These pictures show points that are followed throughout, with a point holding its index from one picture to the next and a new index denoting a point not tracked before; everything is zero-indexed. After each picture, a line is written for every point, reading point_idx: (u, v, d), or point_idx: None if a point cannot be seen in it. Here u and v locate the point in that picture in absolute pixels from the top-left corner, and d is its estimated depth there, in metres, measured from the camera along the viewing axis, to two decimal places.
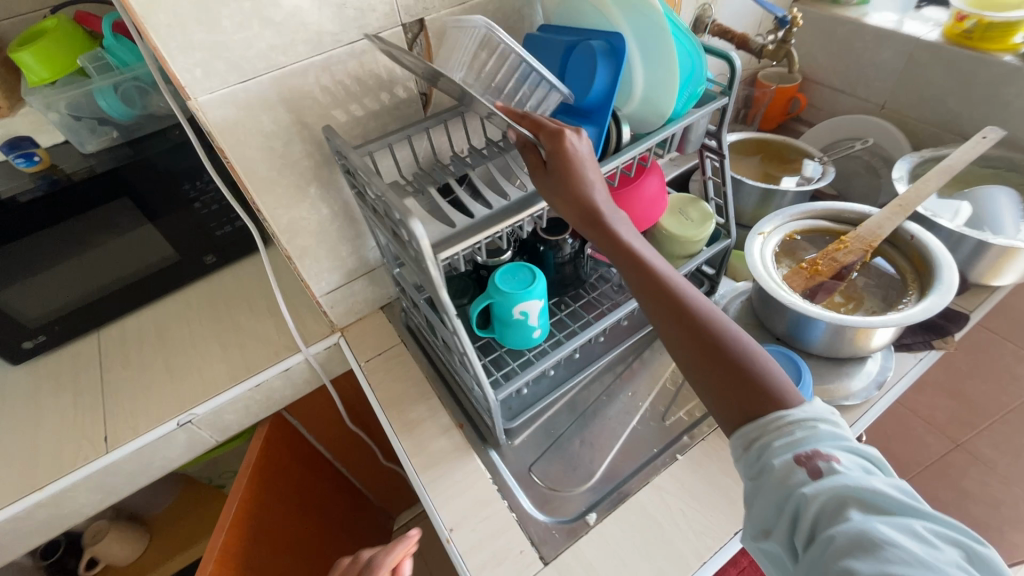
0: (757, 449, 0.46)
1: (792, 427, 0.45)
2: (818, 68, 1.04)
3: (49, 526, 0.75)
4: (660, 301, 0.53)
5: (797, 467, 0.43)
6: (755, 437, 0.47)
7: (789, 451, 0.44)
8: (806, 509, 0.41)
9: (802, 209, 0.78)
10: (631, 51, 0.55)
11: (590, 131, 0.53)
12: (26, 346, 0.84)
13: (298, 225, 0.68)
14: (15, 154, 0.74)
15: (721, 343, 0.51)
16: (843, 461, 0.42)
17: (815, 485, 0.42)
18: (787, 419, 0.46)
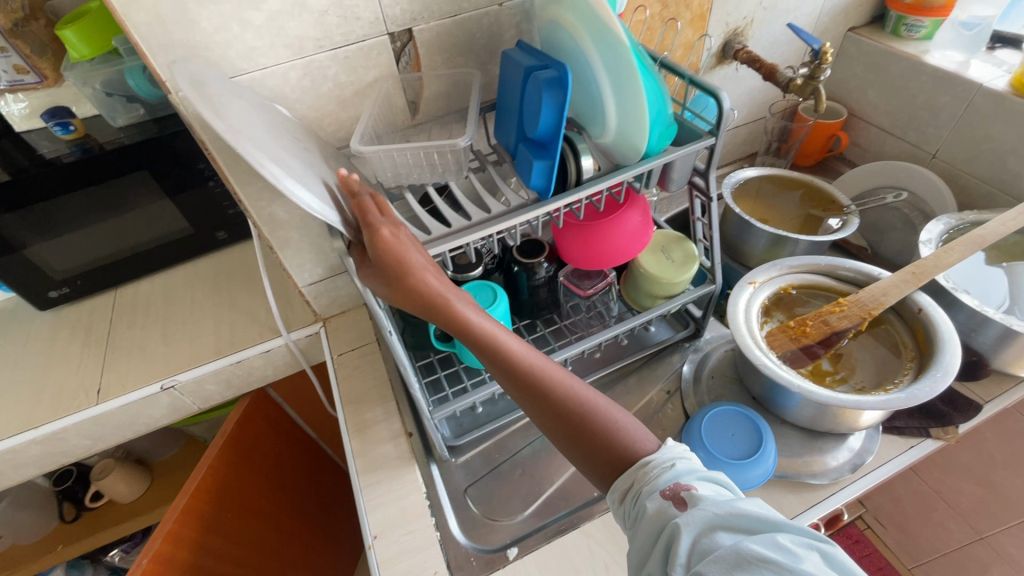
0: (633, 501, 0.44)
1: (654, 470, 0.43)
2: (867, 106, 0.96)
3: (44, 460, 0.83)
4: (510, 382, 0.50)
5: (666, 504, 0.41)
6: (626, 488, 0.45)
7: (656, 490, 0.42)
8: (679, 540, 0.38)
9: (805, 262, 0.72)
10: (602, 85, 0.53)
11: (540, 164, 0.53)
12: (52, 296, 0.93)
13: (279, 218, 0.70)
14: (53, 122, 0.83)
15: (574, 411, 0.48)
16: (702, 489, 0.41)
17: (684, 514, 0.39)
18: (650, 463, 0.44)
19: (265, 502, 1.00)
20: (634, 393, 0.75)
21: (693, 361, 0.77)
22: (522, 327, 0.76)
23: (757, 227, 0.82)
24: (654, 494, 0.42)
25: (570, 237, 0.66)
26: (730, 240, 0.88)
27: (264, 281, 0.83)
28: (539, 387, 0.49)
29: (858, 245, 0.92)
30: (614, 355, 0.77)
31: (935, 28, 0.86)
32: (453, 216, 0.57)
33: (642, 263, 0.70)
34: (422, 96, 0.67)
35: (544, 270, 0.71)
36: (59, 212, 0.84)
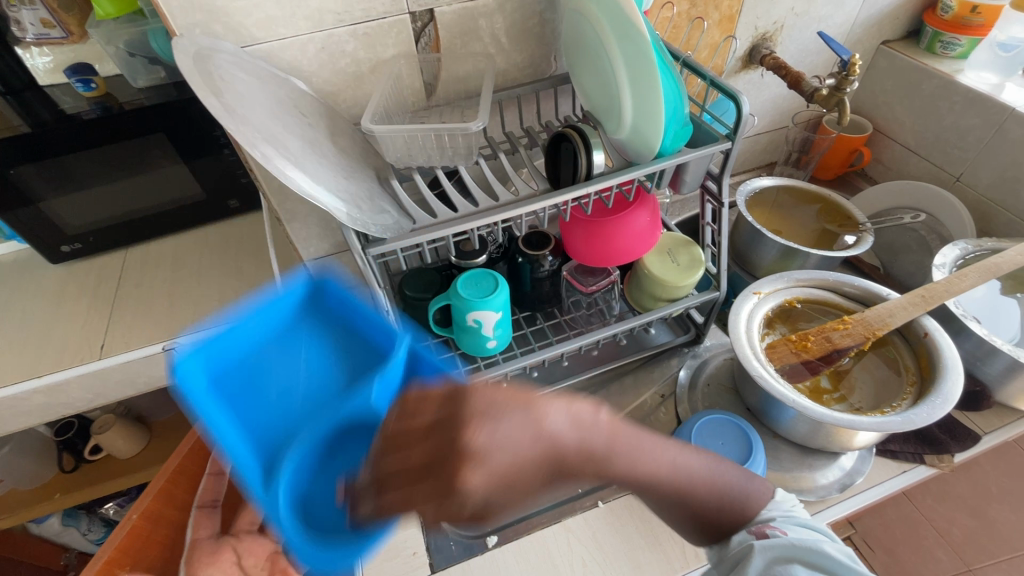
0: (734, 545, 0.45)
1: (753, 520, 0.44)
2: (893, 123, 0.94)
3: (46, 410, 0.85)
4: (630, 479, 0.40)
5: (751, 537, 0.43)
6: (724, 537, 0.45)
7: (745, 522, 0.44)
8: (752, 561, 0.41)
9: (812, 276, 0.71)
10: (619, 78, 0.52)
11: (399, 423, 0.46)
12: (64, 250, 0.95)
13: (288, 191, 0.71)
14: (75, 78, 0.84)
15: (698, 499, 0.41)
16: (790, 531, 0.42)
17: (762, 543, 0.42)
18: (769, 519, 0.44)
19: None
20: (628, 394, 0.75)
21: (690, 366, 0.76)
22: (522, 318, 0.76)
23: (768, 238, 0.80)
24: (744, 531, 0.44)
25: (577, 231, 0.65)
26: (739, 249, 0.87)
27: (271, 253, 0.84)
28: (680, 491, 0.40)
29: (870, 264, 0.91)
30: (612, 354, 0.77)
31: (971, 47, 0.84)
32: (459, 202, 0.57)
33: (647, 264, 0.69)
34: (439, 76, 0.66)
35: (548, 263, 0.70)
36: (77, 166, 0.85)
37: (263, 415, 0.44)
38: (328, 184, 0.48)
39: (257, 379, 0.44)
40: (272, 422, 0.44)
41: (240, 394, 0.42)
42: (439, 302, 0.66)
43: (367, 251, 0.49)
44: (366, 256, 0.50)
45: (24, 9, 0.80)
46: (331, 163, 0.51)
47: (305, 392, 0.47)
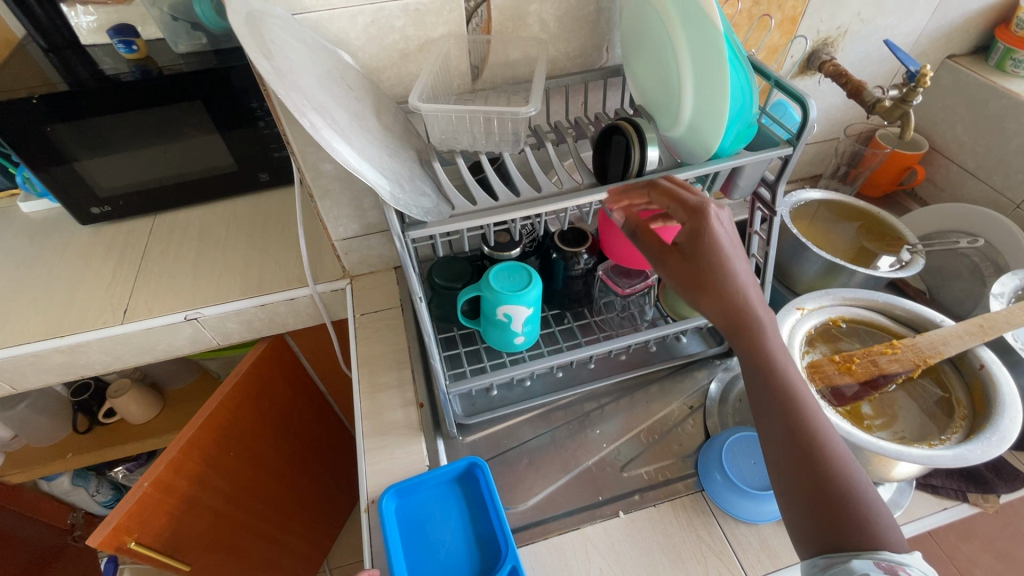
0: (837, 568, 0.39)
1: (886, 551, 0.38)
2: (953, 142, 0.89)
3: (65, 369, 0.85)
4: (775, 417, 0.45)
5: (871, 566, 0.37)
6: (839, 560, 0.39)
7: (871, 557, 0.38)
8: None
9: (860, 295, 0.68)
10: (682, 69, 0.49)
11: None
12: (94, 212, 0.95)
13: (324, 167, 0.69)
14: (118, 39, 0.83)
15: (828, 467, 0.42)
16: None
17: None
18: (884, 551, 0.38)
19: (267, 447, 1.00)
20: (654, 402, 0.72)
21: (721, 379, 0.73)
22: (549, 316, 0.74)
23: (814, 252, 0.77)
24: (866, 559, 0.38)
25: (617, 230, 0.63)
26: (780, 262, 0.83)
27: (299, 231, 0.83)
28: (806, 437, 0.43)
29: (916, 288, 0.87)
30: (641, 359, 0.75)
31: None
32: (500, 190, 0.55)
33: None
34: (487, 59, 0.64)
35: (583, 262, 0.68)
36: (113, 127, 0.85)
37: (424, 567, 0.55)
38: (372, 160, 0.46)
39: (426, 536, 0.58)
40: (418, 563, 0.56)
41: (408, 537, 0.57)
42: (468, 293, 0.63)
43: (408, 234, 0.48)
44: (403, 240, 0.48)
45: None
46: (375, 140, 0.49)
47: (454, 560, 0.56)
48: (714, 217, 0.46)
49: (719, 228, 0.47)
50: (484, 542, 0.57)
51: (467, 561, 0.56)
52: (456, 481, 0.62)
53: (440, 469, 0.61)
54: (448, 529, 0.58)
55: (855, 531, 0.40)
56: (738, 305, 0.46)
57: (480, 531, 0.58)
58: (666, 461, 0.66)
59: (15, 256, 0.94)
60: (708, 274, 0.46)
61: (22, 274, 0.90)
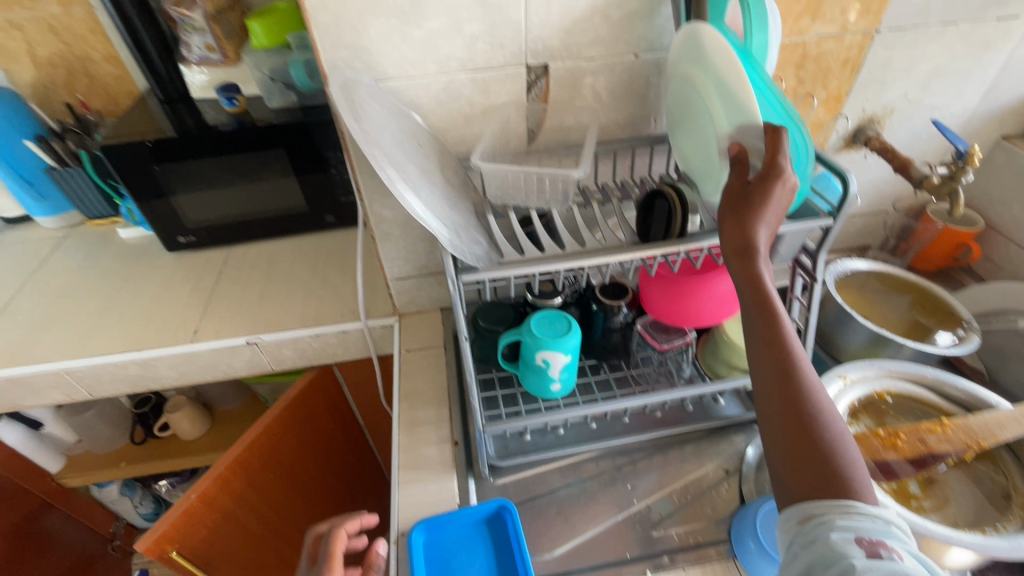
0: (816, 525, 0.39)
1: (862, 516, 0.39)
2: (1010, 221, 0.88)
3: (136, 381, 0.93)
4: (772, 371, 0.46)
5: (853, 543, 0.37)
6: (815, 512, 0.40)
7: (851, 528, 0.38)
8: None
9: (907, 369, 0.66)
10: (718, 149, 0.54)
11: None
12: (180, 240, 1.06)
13: (388, 213, 0.76)
14: (223, 94, 0.96)
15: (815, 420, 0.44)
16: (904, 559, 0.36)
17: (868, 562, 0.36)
18: (855, 508, 0.39)
19: (303, 474, 1.04)
20: (688, 462, 0.71)
21: (759, 445, 0.72)
22: (587, 365, 0.76)
23: (859, 322, 0.76)
24: (847, 532, 0.38)
25: (657, 287, 0.66)
26: (824, 330, 0.82)
27: (357, 269, 0.89)
28: (797, 389, 0.45)
29: (973, 367, 0.83)
30: (676, 417, 0.75)
31: None
32: (547, 243, 0.59)
33: (725, 329, 0.67)
34: (542, 124, 0.71)
35: (622, 315, 0.70)
36: (208, 167, 0.96)
37: None
38: (434, 209, 0.51)
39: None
40: None
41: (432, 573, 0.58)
42: (510, 336, 0.67)
43: (459, 276, 0.52)
44: (455, 283, 0.53)
45: (196, 35, 0.95)
46: (437, 192, 0.55)
47: None
48: (781, 174, 0.46)
49: (782, 186, 0.46)
50: None
51: None
52: (484, 522, 0.63)
53: (469, 508, 0.63)
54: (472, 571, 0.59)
55: (824, 474, 0.42)
56: (753, 238, 0.47)
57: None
58: (698, 525, 0.65)
59: (109, 276, 1.05)
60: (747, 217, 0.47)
61: (113, 291, 1.01)
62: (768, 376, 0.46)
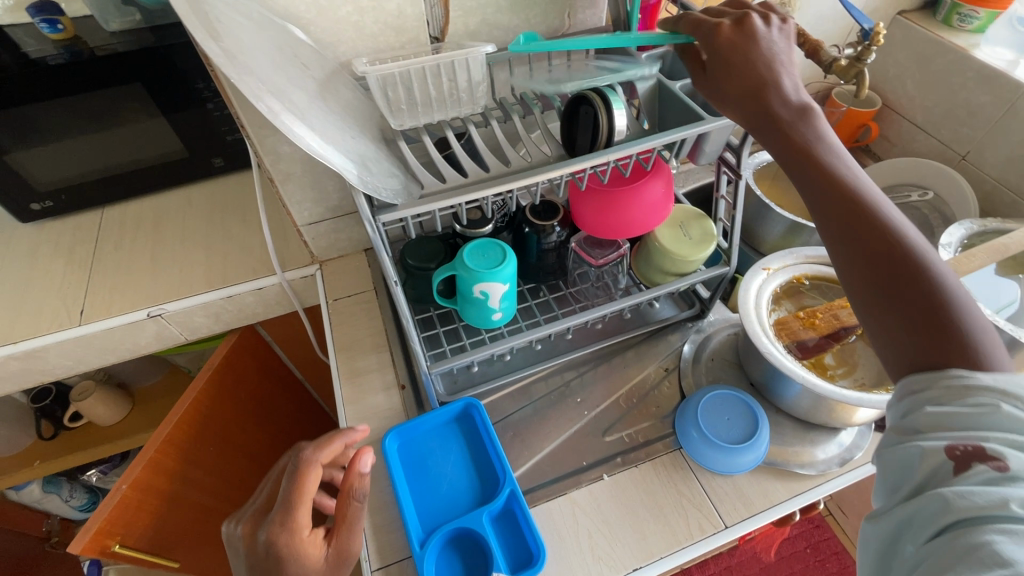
0: (925, 396, 0.38)
1: (962, 381, 0.36)
2: (904, 98, 0.96)
3: (23, 377, 0.81)
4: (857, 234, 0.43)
5: (956, 401, 0.36)
6: (924, 378, 0.38)
7: (955, 395, 0.36)
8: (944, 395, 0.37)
9: (822, 254, 0.71)
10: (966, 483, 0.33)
11: (484, 519, 0.57)
12: (34, 208, 0.87)
13: (284, 149, 0.66)
14: (40, 17, 0.73)
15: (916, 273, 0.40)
16: (1014, 466, 0.32)
17: (972, 460, 0.34)
18: (965, 372, 0.37)
19: (246, 438, 0.99)
20: (633, 365, 0.74)
21: (694, 341, 0.75)
22: (526, 290, 0.75)
23: (778, 213, 0.78)
24: (943, 378, 0.37)
25: (588, 202, 0.63)
26: (745, 223, 0.85)
27: (261, 215, 0.79)
28: (891, 251, 0.41)
29: None
30: (616, 326, 0.76)
31: (988, 22, 0.86)
32: (470, 167, 0.53)
33: (657, 237, 0.67)
34: (446, 30, 0.62)
35: (555, 235, 0.68)
36: (51, 116, 0.78)
37: (428, 499, 0.60)
38: (329, 135, 0.44)
39: (427, 470, 0.62)
40: (424, 498, 0.60)
41: (414, 474, 0.61)
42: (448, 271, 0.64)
43: (377, 218, 0.46)
44: (372, 222, 0.48)
45: None
46: (332, 116, 0.47)
47: (451, 489, 0.61)
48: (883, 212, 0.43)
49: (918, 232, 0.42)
50: (478, 478, 0.62)
51: (468, 494, 0.60)
52: (454, 423, 0.65)
53: (436, 411, 0.65)
54: (445, 463, 0.63)
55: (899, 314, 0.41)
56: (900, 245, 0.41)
57: (479, 464, 0.63)
58: (645, 423, 0.68)
59: None
60: (902, 269, 0.41)
61: None
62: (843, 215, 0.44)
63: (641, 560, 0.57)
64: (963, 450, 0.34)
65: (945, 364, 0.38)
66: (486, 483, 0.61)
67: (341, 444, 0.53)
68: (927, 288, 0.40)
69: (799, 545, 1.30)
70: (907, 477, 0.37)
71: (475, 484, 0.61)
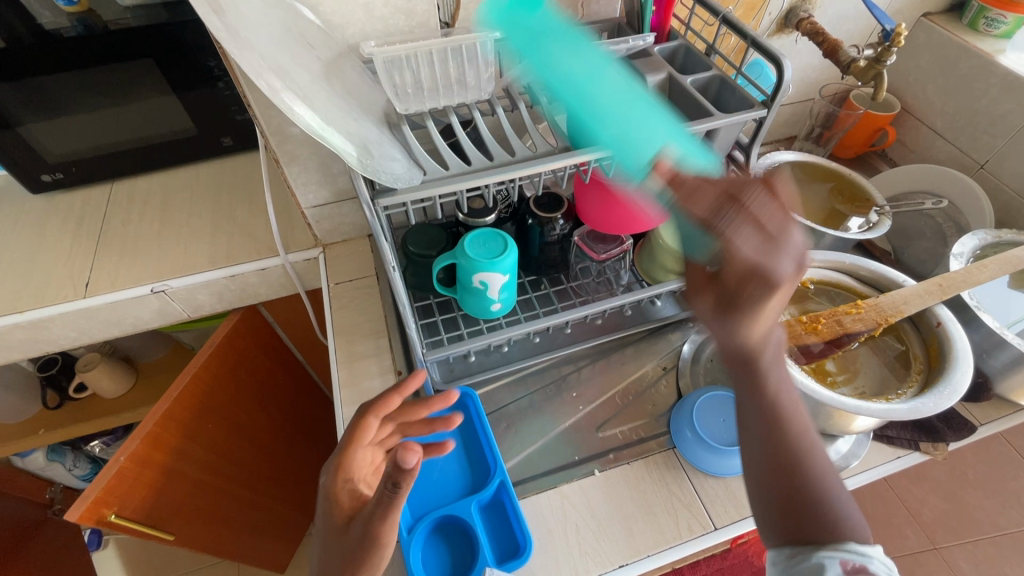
0: (801, 560, 0.46)
1: (851, 549, 0.45)
2: (924, 103, 0.93)
3: (28, 346, 0.82)
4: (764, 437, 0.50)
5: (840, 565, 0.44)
6: (804, 546, 0.46)
7: (837, 555, 0.45)
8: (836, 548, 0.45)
9: (829, 257, 0.69)
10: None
11: (472, 509, 0.58)
12: (45, 179, 0.88)
13: (291, 130, 0.66)
14: None
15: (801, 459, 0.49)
16: None
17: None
18: (846, 544, 0.45)
19: (244, 416, 1.00)
20: (630, 362, 0.73)
21: (694, 341, 0.75)
22: (526, 282, 0.74)
23: None
24: (833, 558, 0.45)
25: (592, 195, 0.62)
26: None
27: (267, 196, 0.79)
28: (786, 439, 0.49)
29: (883, 249, 0.90)
30: (616, 322, 0.76)
31: (1015, 27, 0.83)
32: (473, 156, 0.53)
33: (661, 233, 0.67)
34: (457, 16, 0.61)
35: (559, 228, 0.68)
36: (62, 89, 0.78)
37: (418, 485, 0.60)
38: (332, 117, 0.44)
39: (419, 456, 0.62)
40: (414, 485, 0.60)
41: None
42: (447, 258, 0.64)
43: (376, 201, 0.47)
44: (373, 207, 0.48)
45: None
46: (337, 99, 0.47)
47: (443, 476, 0.61)
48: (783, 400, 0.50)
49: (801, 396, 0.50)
50: (469, 468, 0.62)
51: (459, 482, 0.60)
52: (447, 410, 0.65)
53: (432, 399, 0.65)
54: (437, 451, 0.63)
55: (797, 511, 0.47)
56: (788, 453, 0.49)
57: (471, 454, 0.63)
58: (641, 421, 0.68)
59: None
60: (793, 461, 0.49)
61: None
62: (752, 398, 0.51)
63: (628, 557, 0.57)
64: (853, 565, 0.44)
65: (828, 537, 0.46)
66: (477, 473, 0.61)
67: (395, 400, 0.49)
68: (805, 467, 0.49)
69: None
70: None
71: (467, 472, 0.61)
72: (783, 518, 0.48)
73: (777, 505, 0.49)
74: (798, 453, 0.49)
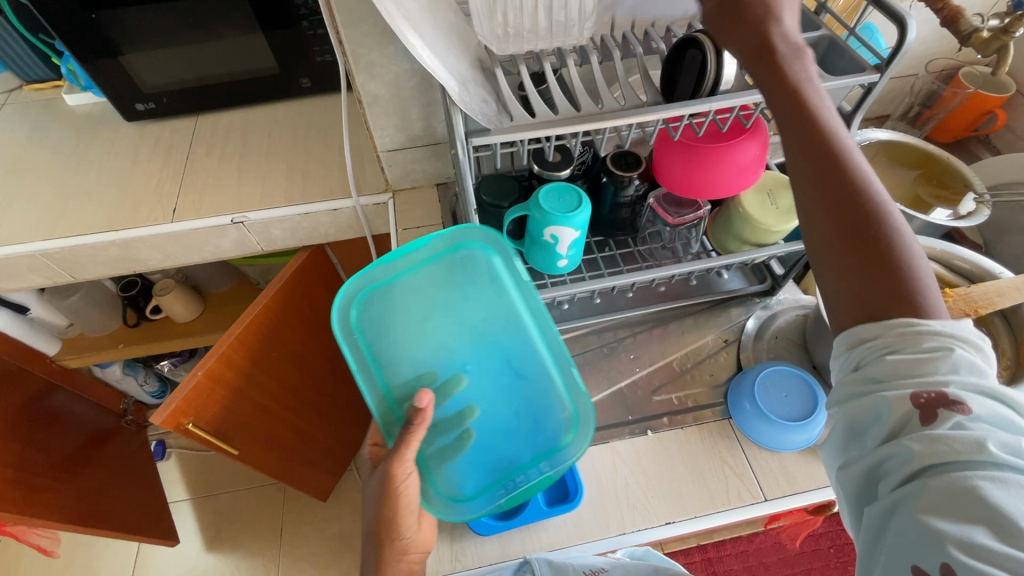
0: (870, 349, 0.39)
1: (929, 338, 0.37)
2: None
3: (121, 262, 0.89)
4: (823, 185, 0.41)
5: (910, 399, 0.37)
6: (873, 344, 0.39)
7: (909, 385, 0.37)
8: (916, 419, 0.37)
9: (919, 241, 0.66)
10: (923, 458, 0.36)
11: None
12: (139, 108, 0.93)
13: (376, 70, 0.67)
14: None
15: (870, 213, 0.40)
16: (975, 418, 0.35)
17: (928, 428, 0.36)
18: (923, 327, 0.38)
19: (305, 350, 1.06)
20: (691, 332, 0.73)
21: (759, 316, 0.73)
22: (593, 243, 0.74)
23: None
24: (908, 381, 0.38)
25: (674, 156, 0.61)
26: None
27: (344, 138, 0.81)
28: (846, 184, 0.40)
29: (971, 241, 0.85)
30: (679, 291, 0.75)
31: None
32: (563, 103, 0.52)
33: (742, 202, 0.65)
34: None
35: (634, 188, 0.66)
36: (160, 19, 0.81)
37: None
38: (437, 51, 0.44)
39: None
40: None
41: None
42: (502, 268, 0.55)
43: (469, 140, 0.48)
44: (464, 147, 0.49)
45: None
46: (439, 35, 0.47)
47: None
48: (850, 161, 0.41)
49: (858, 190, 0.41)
50: None
51: None
52: None
53: None
54: None
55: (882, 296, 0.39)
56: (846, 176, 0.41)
57: None
58: (697, 389, 0.68)
59: (64, 150, 0.94)
60: (878, 238, 0.39)
61: (73, 166, 0.91)
62: (809, 171, 0.41)
63: (675, 515, 0.59)
64: (929, 398, 0.36)
65: (894, 312, 0.39)
66: None
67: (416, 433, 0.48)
68: (880, 226, 0.40)
69: (821, 544, 1.27)
70: (877, 421, 0.39)
71: None
72: (852, 306, 0.40)
73: (850, 309, 0.41)
74: (874, 194, 0.41)
